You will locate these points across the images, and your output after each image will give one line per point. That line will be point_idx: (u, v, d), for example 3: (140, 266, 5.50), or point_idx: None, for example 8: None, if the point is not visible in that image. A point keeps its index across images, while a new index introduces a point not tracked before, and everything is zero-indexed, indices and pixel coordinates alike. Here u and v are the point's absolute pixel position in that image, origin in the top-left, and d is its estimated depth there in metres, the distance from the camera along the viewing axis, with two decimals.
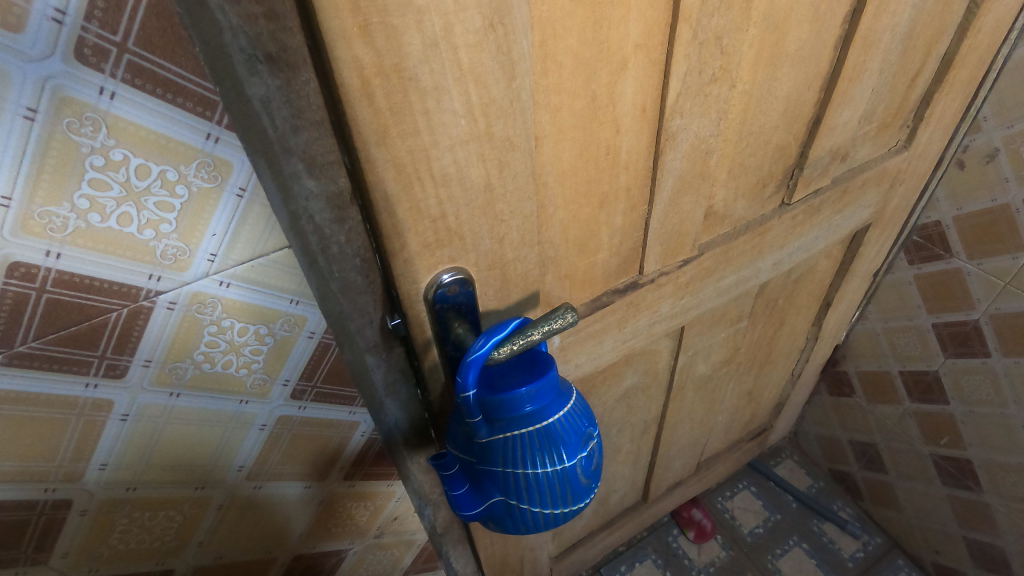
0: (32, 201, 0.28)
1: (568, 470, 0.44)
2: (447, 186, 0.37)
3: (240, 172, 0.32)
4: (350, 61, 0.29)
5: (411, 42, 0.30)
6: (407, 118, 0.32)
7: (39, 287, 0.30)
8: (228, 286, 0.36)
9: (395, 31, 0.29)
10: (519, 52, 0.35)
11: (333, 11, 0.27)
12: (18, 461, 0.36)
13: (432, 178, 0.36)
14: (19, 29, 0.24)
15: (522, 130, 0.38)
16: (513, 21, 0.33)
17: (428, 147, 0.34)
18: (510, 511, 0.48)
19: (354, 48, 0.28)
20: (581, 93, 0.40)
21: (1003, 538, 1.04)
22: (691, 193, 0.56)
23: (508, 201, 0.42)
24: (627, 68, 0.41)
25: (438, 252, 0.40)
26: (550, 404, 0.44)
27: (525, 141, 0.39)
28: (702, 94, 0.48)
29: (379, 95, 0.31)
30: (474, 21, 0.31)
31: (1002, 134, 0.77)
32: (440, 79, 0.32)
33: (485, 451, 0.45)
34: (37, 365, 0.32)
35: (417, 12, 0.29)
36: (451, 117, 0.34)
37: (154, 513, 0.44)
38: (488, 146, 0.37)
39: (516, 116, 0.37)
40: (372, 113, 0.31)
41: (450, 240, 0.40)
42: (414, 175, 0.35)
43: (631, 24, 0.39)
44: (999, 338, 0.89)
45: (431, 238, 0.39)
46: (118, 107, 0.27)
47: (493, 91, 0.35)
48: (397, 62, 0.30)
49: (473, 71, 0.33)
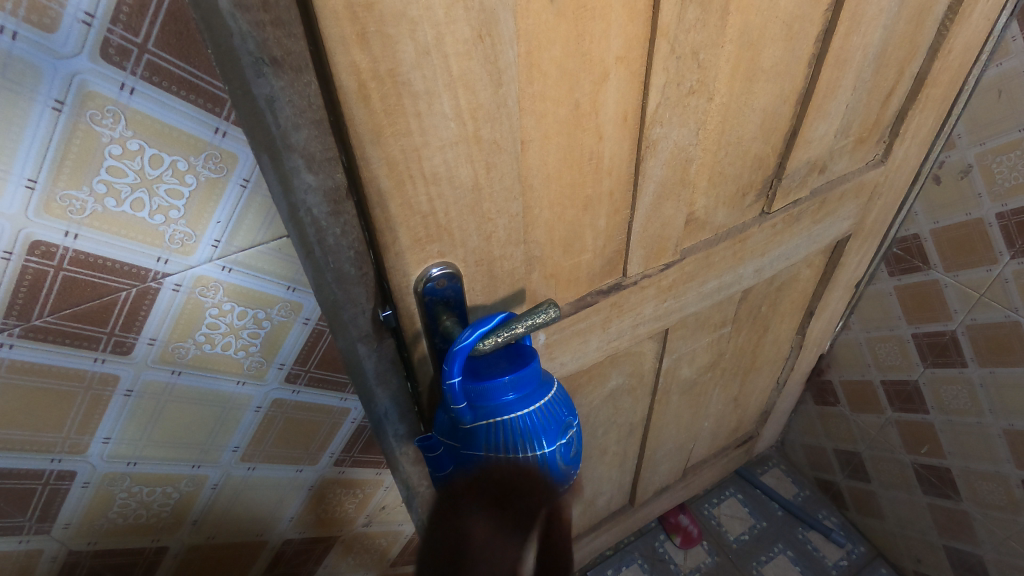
0: (55, 185, 0.30)
1: (547, 456, 0.47)
2: (437, 184, 0.40)
3: (245, 165, 0.35)
4: (347, 65, 0.32)
5: (404, 50, 0.33)
6: (400, 119, 0.36)
7: (57, 265, 0.33)
8: (230, 271, 0.39)
9: (390, 39, 0.32)
10: (505, 61, 0.38)
11: (333, 20, 0.30)
12: (29, 431, 0.38)
13: (423, 176, 0.39)
14: (52, 29, 0.27)
15: (508, 134, 0.41)
16: (500, 33, 0.36)
17: (419, 147, 0.38)
18: (491, 493, 0.50)
19: (352, 54, 0.32)
20: (565, 101, 0.43)
21: (981, 546, 1.05)
22: (672, 199, 0.59)
23: (494, 201, 0.45)
24: (608, 78, 0.44)
25: (428, 247, 0.44)
26: (531, 394, 0.47)
27: (511, 145, 0.42)
28: (680, 105, 0.51)
29: (375, 98, 0.34)
30: (463, 32, 0.35)
31: (975, 151, 0.80)
32: (431, 84, 0.35)
33: (468, 435, 0.47)
34: (51, 339, 0.35)
35: (410, 22, 0.32)
36: (441, 120, 0.37)
37: (152, 489, 0.46)
38: (477, 148, 0.40)
39: (503, 121, 0.40)
40: (367, 114, 0.34)
41: (439, 236, 0.44)
42: (406, 172, 0.38)
43: (612, 38, 0.42)
44: (975, 348, 0.92)
45: (422, 233, 0.42)
46: (136, 102, 0.30)
47: (481, 97, 0.38)
48: (392, 68, 0.33)
49: (463, 78, 0.36)
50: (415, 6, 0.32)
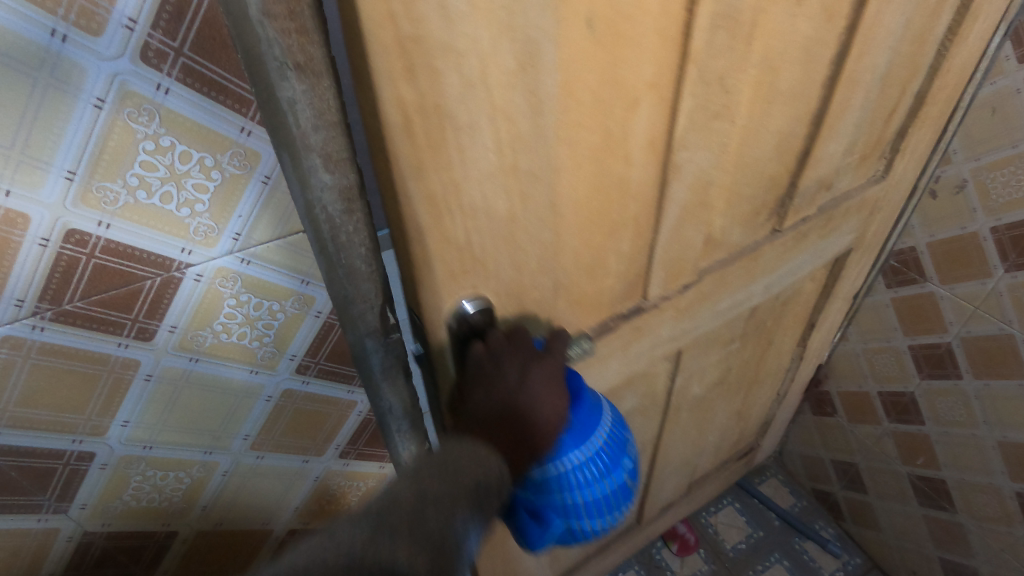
0: (92, 177, 0.32)
1: (618, 478, 0.49)
2: (474, 217, 0.42)
3: (266, 163, 0.37)
4: (393, 99, 0.33)
5: (449, 82, 0.34)
6: (443, 152, 0.37)
7: (89, 253, 0.35)
8: (249, 264, 0.41)
9: (437, 72, 0.33)
10: (544, 90, 0.39)
11: (383, 54, 0.31)
12: (53, 412, 0.40)
13: (459, 208, 0.41)
14: (98, 33, 0.28)
15: (544, 163, 0.43)
16: (542, 62, 0.37)
17: (459, 180, 0.39)
18: (569, 532, 0.51)
19: (398, 87, 0.33)
20: (597, 129, 0.44)
21: (975, 558, 1.07)
22: (692, 221, 0.61)
23: (527, 231, 0.46)
24: (639, 106, 0.46)
25: (462, 280, 0.45)
26: (588, 429, 0.49)
27: (545, 173, 0.44)
28: (705, 129, 0.52)
29: (419, 132, 0.35)
30: (506, 63, 0.36)
31: (970, 166, 0.82)
32: (473, 116, 0.37)
33: (542, 483, 0.48)
34: (78, 322, 0.37)
35: (457, 55, 0.34)
36: (482, 151, 0.39)
37: (165, 474, 0.48)
38: (511, 175, 0.42)
39: (540, 151, 0.42)
40: (411, 147, 0.36)
41: (473, 268, 0.45)
42: (445, 205, 0.40)
43: (644, 65, 0.43)
44: (971, 360, 0.93)
45: (457, 265, 0.44)
46: (171, 101, 0.32)
47: (520, 127, 0.40)
48: (437, 101, 0.34)
49: (504, 109, 0.38)
50: (462, 38, 0.33)
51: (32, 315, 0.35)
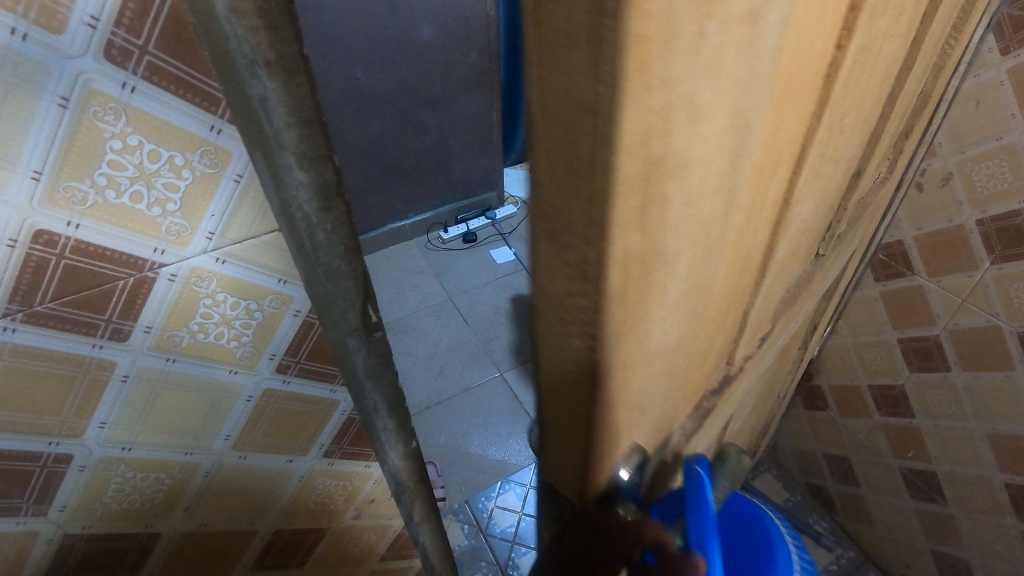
0: (59, 177, 0.32)
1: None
2: (647, 362, 0.32)
3: (238, 161, 0.37)
4: (623, 251, 0.22)
5: (670, 209, 0.24)
6: (644, 301, 0.26)
7: (59, 253, 0.34)
8: (224, 263, 0.40)
9: (664, 202, 0.23)
10: (735, 187, 0.28)
11: (624, 199, 0.21)
12: (29, 414, 0.39)
13: (640, 359, 0.30)
14: (60, 31, 0.28)
15: (711, 274, 0.33)
16: (742, 151, 0.27)
17: (646, 328, 0.29)
18: None
19: (630, 236, 0.22)
20: (755, 213, 0.34)
21: (967, 551, 1.08)
22: (786, 275, 0.53)
23: (681, 353, 0.36)
24: (787, 171, 0.36)
25: (630, 437, 0.35)
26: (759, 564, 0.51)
27: (709, 280, 0.33)
28: (820, 178, 0.44)
29: (632, 285, 0.25)
30: (718, 159, 0.25)
31: (956, 159, 0.82)
32: (676, 246, 0.26)
33: None
34: (51, 323, 0.37)
35: (682, 171, 0.23)
36: (671, 284, 0.28)
37: (145, 475, 0.48)
38: (686, 301, 0.32)
39: (713, 260, 0.32)
40: (621, 308, 0.25)
41: (635, 419, 0.35)
42: (630, 362, 0.29)
43: (803, 123, 0.33)
44: (959, 353, 0.93)
45: (627, 421, 0.34)
46: (137, 100, 0.32)
47: (705, 241, 0.29)
48: (653, 243, 0.24)
49: (700, 226, 0.27)
50: (694, 147, 0.22)
51: (3, 316, 0.35)
